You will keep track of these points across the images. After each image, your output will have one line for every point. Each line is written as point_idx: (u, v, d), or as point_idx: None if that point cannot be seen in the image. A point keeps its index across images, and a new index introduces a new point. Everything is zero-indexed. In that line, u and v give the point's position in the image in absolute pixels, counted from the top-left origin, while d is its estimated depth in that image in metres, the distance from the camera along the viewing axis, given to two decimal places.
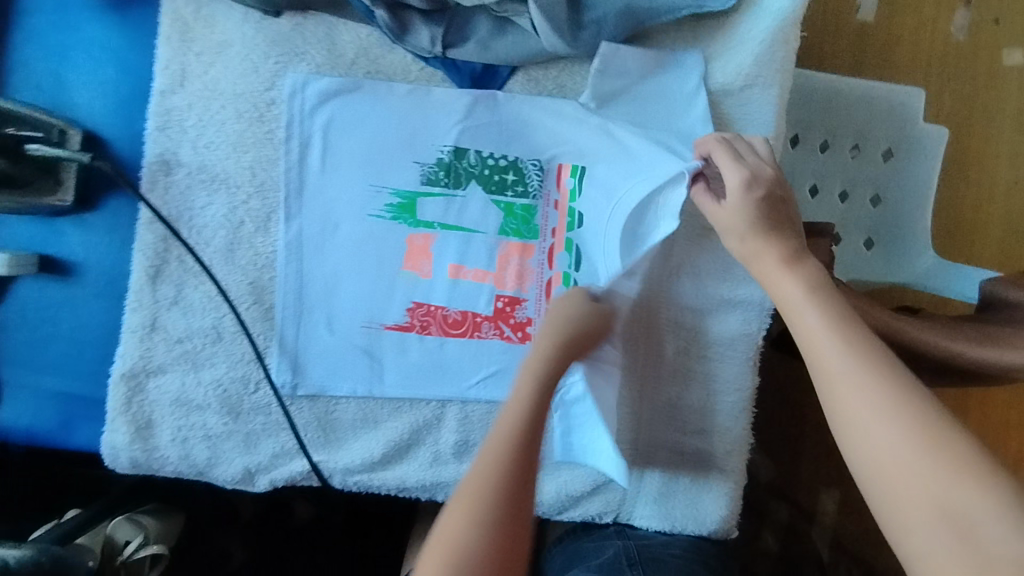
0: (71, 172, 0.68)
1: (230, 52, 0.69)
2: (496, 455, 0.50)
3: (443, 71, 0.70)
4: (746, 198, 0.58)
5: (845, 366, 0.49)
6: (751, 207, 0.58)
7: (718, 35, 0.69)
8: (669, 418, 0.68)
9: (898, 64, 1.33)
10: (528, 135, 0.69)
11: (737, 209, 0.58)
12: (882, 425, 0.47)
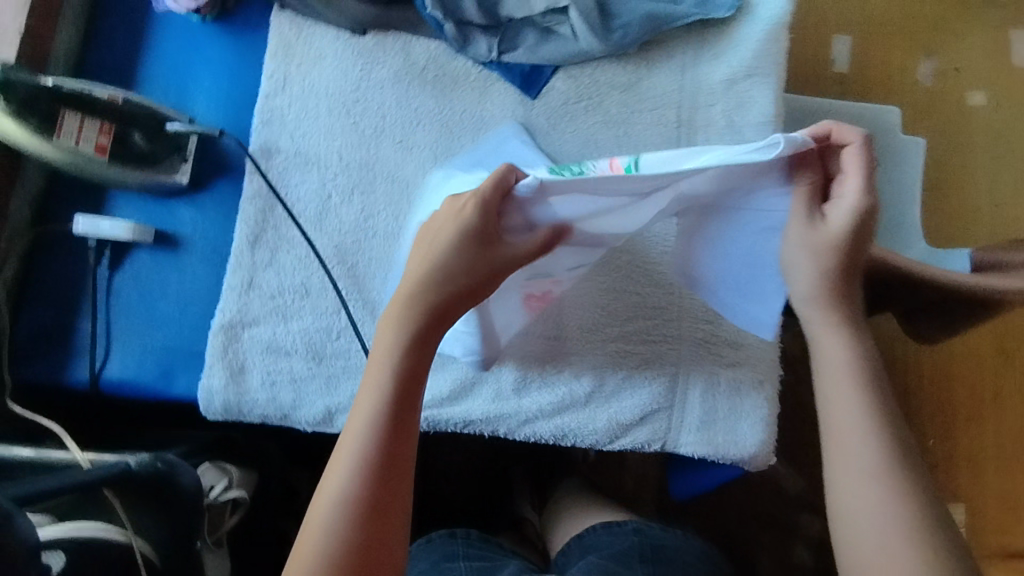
0: (191, 153, 0.82)
1: (324, 63, 0.86)
2: (360, 434, 0.57)
3: (498, 72, 0.85)
4: (853, 221, 0.59)
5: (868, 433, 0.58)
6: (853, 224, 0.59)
7: (721, 38, 0.85)
8: (705, 353, 0.77)
9: None
10: (570, 120, 0.84)
11: (835, 225, 0.59)
12: (874, 492, 0.56)
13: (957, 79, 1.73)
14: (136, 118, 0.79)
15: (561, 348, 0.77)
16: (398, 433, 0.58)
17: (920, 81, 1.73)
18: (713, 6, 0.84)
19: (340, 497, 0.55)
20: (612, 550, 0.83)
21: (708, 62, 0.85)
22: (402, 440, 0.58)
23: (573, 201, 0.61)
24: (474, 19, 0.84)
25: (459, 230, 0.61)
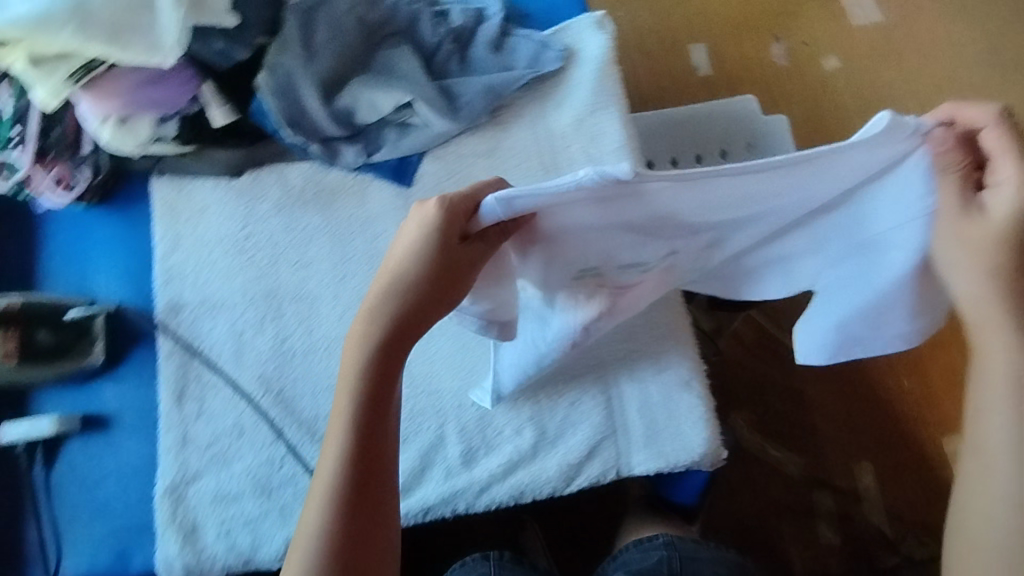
0: (100, 332, 0.84)
1: (209, 212, 0.90)
2: (331, 468, 0.64)
3: (371, 173, 0.91)
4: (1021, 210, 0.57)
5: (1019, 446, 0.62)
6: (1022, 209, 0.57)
7: (560, 87, 0.93)
8: (629, 371, 0.80)
9: None
10: (447, 196, 0.90)
11: (1004, 215, 0.58)
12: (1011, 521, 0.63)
13: (810, 55, 1.88)
14: (40, 315, 0.82)
15: (496, 409, 0.79)
16: (370, 457, 0.65)
17: (776, 62, 1.88)
18: (542, 64, 0.93)
19: (322, 522, 0.63)
20: (641, 567, 0.87)
21: (555, 110, 0.92)
22: (374, 463, 0.65)
23: (680, 191, 0.59)
24: (335, 133, 0.89)
25: (428, 236, 0.63)
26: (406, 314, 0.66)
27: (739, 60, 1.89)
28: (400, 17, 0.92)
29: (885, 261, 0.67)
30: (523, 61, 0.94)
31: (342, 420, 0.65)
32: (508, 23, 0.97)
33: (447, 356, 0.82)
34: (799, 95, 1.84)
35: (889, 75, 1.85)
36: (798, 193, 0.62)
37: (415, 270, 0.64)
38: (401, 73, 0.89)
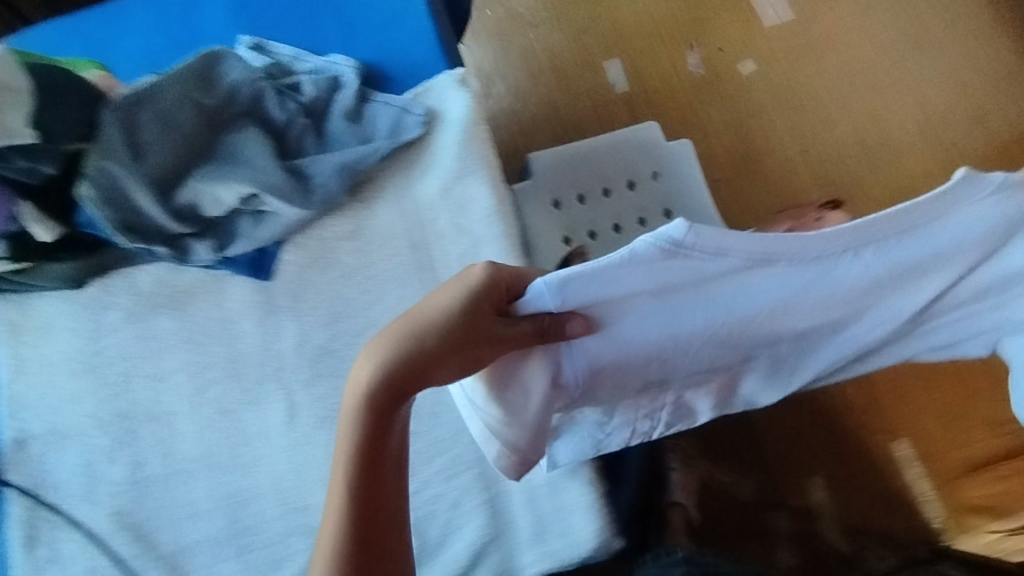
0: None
1: (55, 332, 0.83)
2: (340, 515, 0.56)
3: (227, 269, 0.84)
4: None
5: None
6: None
7: (424, 153, 0.87)
8: None
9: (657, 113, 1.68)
10: (310, 285, 0.83)
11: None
12: None
13: (725, 58, 1.83)
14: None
15: None
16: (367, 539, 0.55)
17: (691, 72, 1.83)
18: (403, 131, 0.87)
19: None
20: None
21: (421, 180, 0.86)
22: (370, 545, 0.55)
23: (761, 276, 0.62)
24: (180, 232, 0.82)
25: (461, 301, 0.58)
26: (409, 376, 0.58)
27: (655, 73, 1.84)
28: (240, 99, 0.84)
29: (1015, 295, 0.67)
30: (383, 131, 0.87)
31: (339, 486, 0.56)
32: (366, 87, 0.90)
33: (319, 466, 0.76)
34: (719, 102, 1.79)
35: (808, 74, 1.79)
36: (873, 272, 0.63)
37: (425, 339, 0.57)
38: (242, 160, 0.82)
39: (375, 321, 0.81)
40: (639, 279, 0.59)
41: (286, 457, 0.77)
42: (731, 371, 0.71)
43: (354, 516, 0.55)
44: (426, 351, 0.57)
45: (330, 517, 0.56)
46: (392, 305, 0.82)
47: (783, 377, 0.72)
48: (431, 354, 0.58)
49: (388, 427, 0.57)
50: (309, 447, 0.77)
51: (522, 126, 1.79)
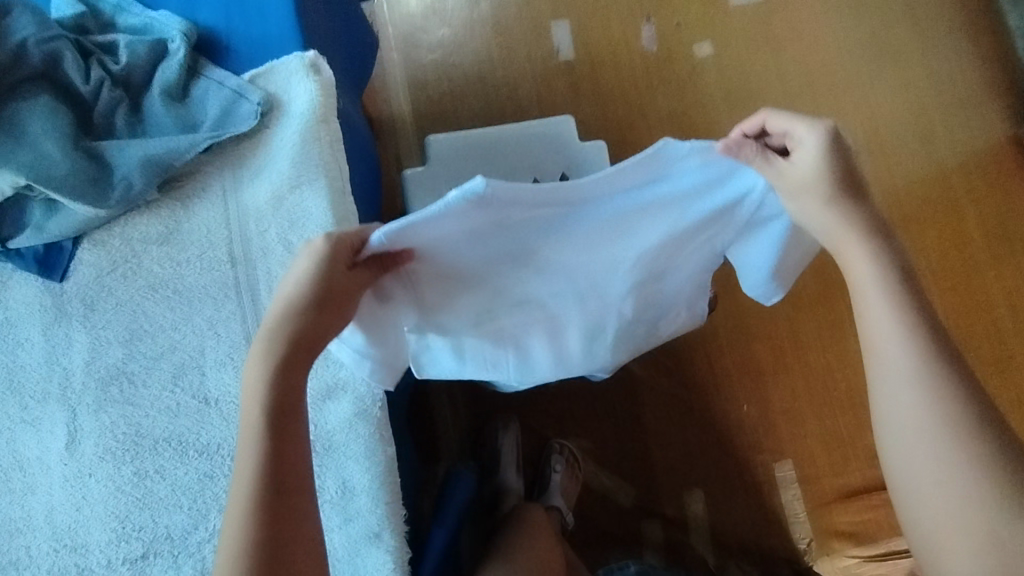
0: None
1: None
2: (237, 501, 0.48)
3: (13, 264, 0.73)
4: (822, 155, 0.52)
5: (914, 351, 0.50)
6: (827, 166, 0.52)
7: (260, 151, 0.75)
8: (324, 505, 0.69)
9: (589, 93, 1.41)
10: (107, 292, 0.72)
11: (813, 173, 0.52)
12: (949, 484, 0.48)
13: (683, 34, 1.43)
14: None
15: (150, 564, 0.68)
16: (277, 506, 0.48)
17: (643, 48, 1.43)
18: (233, 121, 0.74)
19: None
20: None
21: (250, 183, 0.75)
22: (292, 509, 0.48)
23: (528, 222, 0.55)
24: None
25: (316, 267, 0.52)
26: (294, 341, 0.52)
27: (601, 27, 1.45)
28: (31, 60, 0.70)
29: (765, 230, 0.60)
30: (209, 118, 0.74)
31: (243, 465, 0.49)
32: (200, 59, 0.76)
33: (98, 503, 0.69)
34: (669, 86, 1.41)
35: (788, 55, 1.40)
36: (639, 213, 0.57)
37: (297, 309, 0.52)
38: (22, 137, 0.69)
39: (178, 344, 0.72)
40: (442, 229, 0.52)
41: (62, 488, 0.69)
42: (544, 310, 0.66)
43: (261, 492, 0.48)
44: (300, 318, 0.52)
45: (233, 505, 0.48)
46: (201, 326, 0.72)
47: (576, 317, 0.68)
48: (322, 320, 0.53)
49: (290, 387, 0.52)
50: (88, 479, 0.69)
51: (447, 83, 1.42)
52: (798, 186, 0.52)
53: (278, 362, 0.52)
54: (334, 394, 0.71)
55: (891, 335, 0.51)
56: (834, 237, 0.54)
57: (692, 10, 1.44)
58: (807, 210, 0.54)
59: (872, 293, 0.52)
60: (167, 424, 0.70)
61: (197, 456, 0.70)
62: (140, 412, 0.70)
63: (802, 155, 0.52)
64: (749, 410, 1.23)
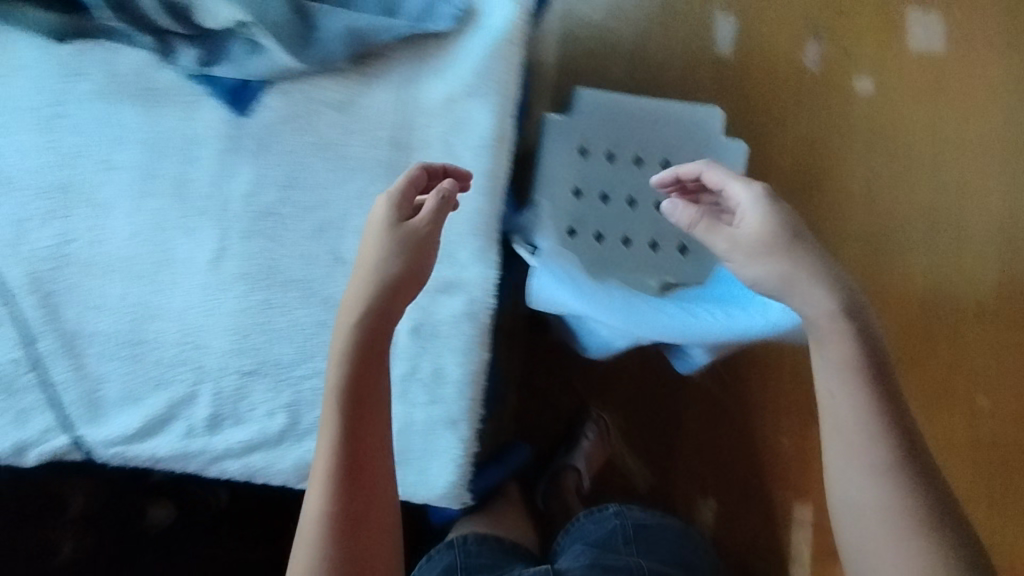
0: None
1: (23, 74, 0.80)
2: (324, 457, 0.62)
3: (205, 89, 0.79)
4: (765, 220, 0.67)
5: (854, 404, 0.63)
6: (767, 233, 0.67)
7: (447, 54, 0.79)
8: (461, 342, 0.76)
9: (740, 93, 1.26)
10: (279, 139, 0.79)
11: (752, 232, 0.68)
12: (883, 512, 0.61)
13: (848, 62, 1.27)
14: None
15: (257, 383, 0.76)
16: (357, 453, 0.62)
17: (804, 66, 1.26)
18: (432, 19, 0.78)
19: (319, 525, 0.60)
20: (595, 539, 0.87)
21: (429, 80, 0.79)
22: (364, 452, 0.62)
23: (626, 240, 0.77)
24: (171, 28, 0.77)
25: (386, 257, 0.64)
26: (375, 305, 0.63)
27: (769, 27, 1.27)
28: None
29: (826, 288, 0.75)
30: (411, 10, 0.78)
31: (332, 417, 0.62)
32: None
33: (226, 316, 0.77)
34: (814, 111, 1.26)
35: (949, 126, 1.26)
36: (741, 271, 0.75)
37: (395, 251, 0.64)
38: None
39: (327, 205, 0.78)
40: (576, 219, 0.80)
41: (200, 295, 0.78)
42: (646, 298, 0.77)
43: (346, 439, 0.62)
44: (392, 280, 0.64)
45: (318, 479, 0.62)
46: (352, 194, 0.79)
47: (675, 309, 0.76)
48: (399, 280, 0.64)
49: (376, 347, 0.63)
50: (223, 292, 0.78)
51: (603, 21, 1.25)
52: (748, 248, 0.68)
53: (363, 333, 0.63)
54: (450, 291, 0.76)
55: (837, 376, 0.64)
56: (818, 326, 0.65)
57: (866, 40, 1.27)
58: (752, 264, 0.68)
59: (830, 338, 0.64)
60: (301, 268, 0.78)
61: (320, 303, 0.77)
62: (280, 250, 0.78)
63: (744, 214, 0.69)
64: (788, 445, 1.15)
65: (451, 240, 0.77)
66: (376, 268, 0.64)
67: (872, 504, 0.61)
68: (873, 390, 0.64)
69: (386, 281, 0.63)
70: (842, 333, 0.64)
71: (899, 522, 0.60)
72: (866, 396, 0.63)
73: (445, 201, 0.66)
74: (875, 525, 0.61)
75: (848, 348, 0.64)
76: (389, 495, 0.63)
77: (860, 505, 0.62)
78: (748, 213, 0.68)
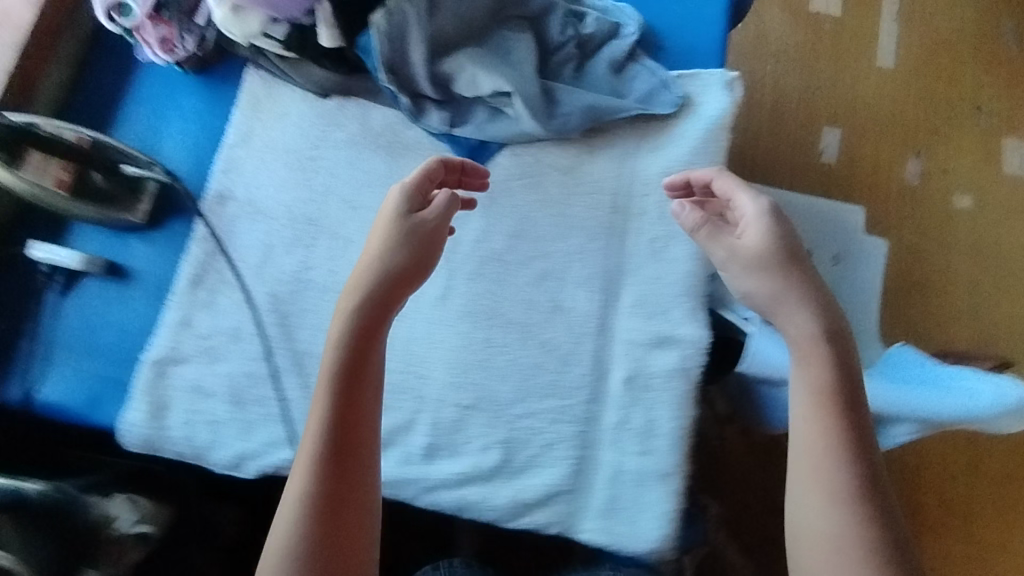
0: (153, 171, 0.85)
1: (287, 120, 0.89)
2: (317, 429, 0.65)
3: (447, 145, 0.89)
4: (761, 232, 0.72)
5: (812, 391, 0.68)
6: (767, 248, 0.72)
7: (665, 133, 0.88)
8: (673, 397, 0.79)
9: (862, 198, 1.65)
10: (509, 194, 0.86)
11: (755, 248, 0.73)
12: (831, 538, 0.63)
13: (948, 180, 1.66)
14: (85, 158, 0.80)
15: (473, 418, 0.79)
16: (346, 425, 0.65)
17: (905, 179, 1.67)
18: (657, 102, 0.88)
19: (302, 498, 0.63)
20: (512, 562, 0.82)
21: (648, 154, 0.87)
22: (352, 427, 0.66)
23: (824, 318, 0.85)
24: (427, 92, 0.86)
25: (388, 250, 0.71)
26: (378, 289, 0.69)
27: (869, 149, 1.69)
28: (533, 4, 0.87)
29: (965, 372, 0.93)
30: (636, 93, 0.88)
31: (324, 392, 0.66)
32: (639, 48, 0.91)
33: (448, 349, 0.81)
34: (916, 222, 1.63)
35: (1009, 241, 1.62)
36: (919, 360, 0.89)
37: (400, 241, 0.71)
38: (513, 58, 0.85)
39: (548, 255, 0.84)
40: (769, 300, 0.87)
41: (424, 328, 0.82)
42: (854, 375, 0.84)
43: (337, 416, 0.65)
44: (382, 269, 0.70)
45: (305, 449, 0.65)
46: (575, 248, 0.84)
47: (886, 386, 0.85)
48: (394, 271, 0.70)
49: (369, 328, 0.68)
50: (447, 327, 0.82)
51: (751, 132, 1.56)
52: (745, 261, 0.73)
53: (362, 315, 0.68)
54: (664, 345, 0.81)
55: (803, 406, 0.68)
56: (804, 347, 0.69)
57: (962, 167, 1.68)
58: (745, 278, 0.73)
59: (801, 367, 0.69)
60: (522, 312, 0.82)
61: (538, 347, 0.81)
62: (505, 294, 0.83)
63: (747, 228, 0.74)
64: None
65: (666, 299, 0.82)
66: (381, 255, 0.70)
67: (823, 488, 0.64)
68: (828, 425, 0.66)
69: (390, 271, 0.69)
70: (806, 367, 0.69)
71: (820, 500, 0.64)
72: (834, 432, 0.66)
73: (450, 200, 0.73)
74: (809, 505, 0.65)
75: (821, 382, 0.68)
76: (370, 486, 0.65)
77: (808, 488, 0.65)
78: (750, 228, 0.73)
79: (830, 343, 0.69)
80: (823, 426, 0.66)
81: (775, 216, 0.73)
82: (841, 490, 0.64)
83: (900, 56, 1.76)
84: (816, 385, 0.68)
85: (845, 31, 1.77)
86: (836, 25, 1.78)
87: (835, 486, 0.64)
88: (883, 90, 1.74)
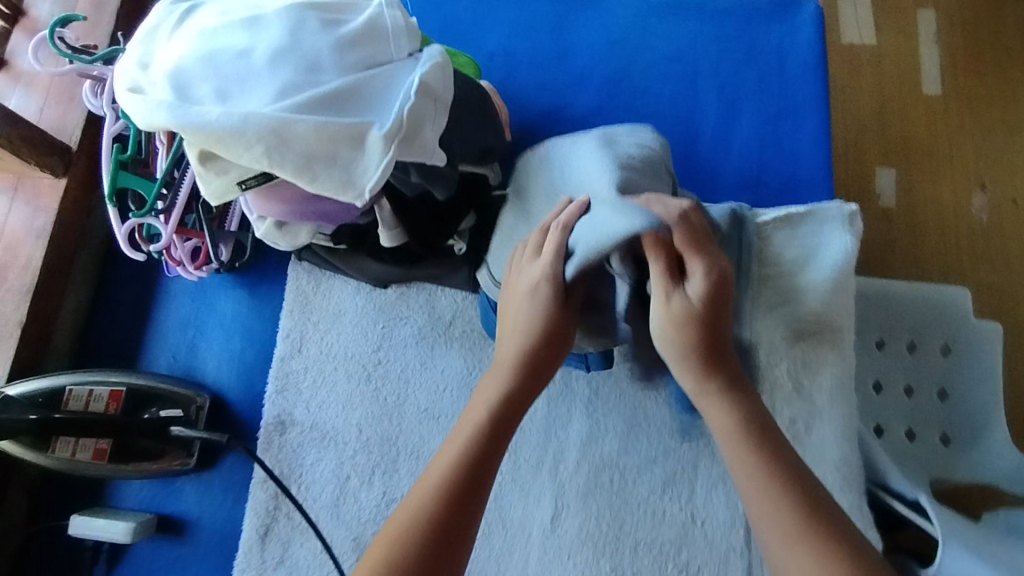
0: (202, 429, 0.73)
1: (344, 319, 0.78)
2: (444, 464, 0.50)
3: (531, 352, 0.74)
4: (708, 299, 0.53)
5: (734, 425, 0.52)
6: (699, 304, 0.53)
7: (782, 290, 0.75)
8: None
9: (929, 245, 1.20)
10: (614, 384, 0.74)
11: (691, 303, 0.53)
12: (802, 557, 0.46)
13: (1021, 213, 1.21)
14: (122, 426, 0.69)
15: None
16: (445, 541, 0.47)
17: (972, 216, 1.21)
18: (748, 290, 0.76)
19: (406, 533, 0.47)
20: None
21: (767, 315, 0.75)
22: (474, 507, 0.49)
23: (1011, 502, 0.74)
24: None
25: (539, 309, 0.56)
26: (528, 362, 0.54)
27: (928, 180, 1.24)
28: None
29: None
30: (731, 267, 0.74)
31: (457, 447, 0.51)
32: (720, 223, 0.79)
33: None
34: (995, 263, 1.19)
35: None
36: None
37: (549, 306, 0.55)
38: (615, 198, 0.56)
39: (672, 453, 0.72)
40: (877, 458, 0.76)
41: (538, 559, 0.70)
42: None
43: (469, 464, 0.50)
44: (519, 373, 0.54)
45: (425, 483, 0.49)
46: (700, 442, 0.72)
47: None
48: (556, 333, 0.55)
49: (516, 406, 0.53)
50: (566, 559, 0.70)
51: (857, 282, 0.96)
52: (668, 313, 0.53)
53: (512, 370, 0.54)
54: None
55: (724, 427, 0.52)
56: (699, 389, 0.54)
57: None
58: (661, 327, 0.54)
59: (709, 395, 0.54)
60: (651, 528, 0.70)
61: (676, 573, 0.69)
62: (627, 508, 0.71)
63: (693, 285, 0.53)
64: None
65: None
66: (519, 343, 0.55)
67: (782, 529, 0.48)
68: (770, 444, 0.51)
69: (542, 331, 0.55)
70: (710, 392, 0.54)
71: (797, 542, 0.47)
72: (763, 459, 0.50)
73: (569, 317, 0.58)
74: (778, 548, 0.48)
75: (733, 416, 0.52)
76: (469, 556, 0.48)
77: (769, 532, 0.48)
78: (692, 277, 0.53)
79: (710, 353, 0.53)
80: (743, 431, 0.52)
81: (724, 276, 0.54)
82: (782, 505, 0.48)
83: (947, 82, 1.28)
84: (728, 422, 0.52)
85: (887, 60, 1.30)
86: (875, 55, 1.30)
87: (778, 509, 0.48)
88: (939, 126, 1.26)
